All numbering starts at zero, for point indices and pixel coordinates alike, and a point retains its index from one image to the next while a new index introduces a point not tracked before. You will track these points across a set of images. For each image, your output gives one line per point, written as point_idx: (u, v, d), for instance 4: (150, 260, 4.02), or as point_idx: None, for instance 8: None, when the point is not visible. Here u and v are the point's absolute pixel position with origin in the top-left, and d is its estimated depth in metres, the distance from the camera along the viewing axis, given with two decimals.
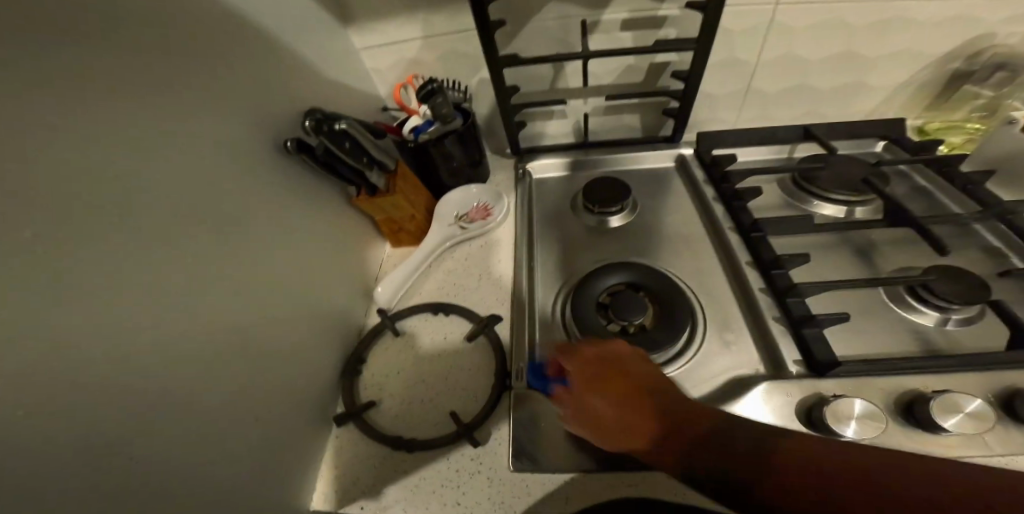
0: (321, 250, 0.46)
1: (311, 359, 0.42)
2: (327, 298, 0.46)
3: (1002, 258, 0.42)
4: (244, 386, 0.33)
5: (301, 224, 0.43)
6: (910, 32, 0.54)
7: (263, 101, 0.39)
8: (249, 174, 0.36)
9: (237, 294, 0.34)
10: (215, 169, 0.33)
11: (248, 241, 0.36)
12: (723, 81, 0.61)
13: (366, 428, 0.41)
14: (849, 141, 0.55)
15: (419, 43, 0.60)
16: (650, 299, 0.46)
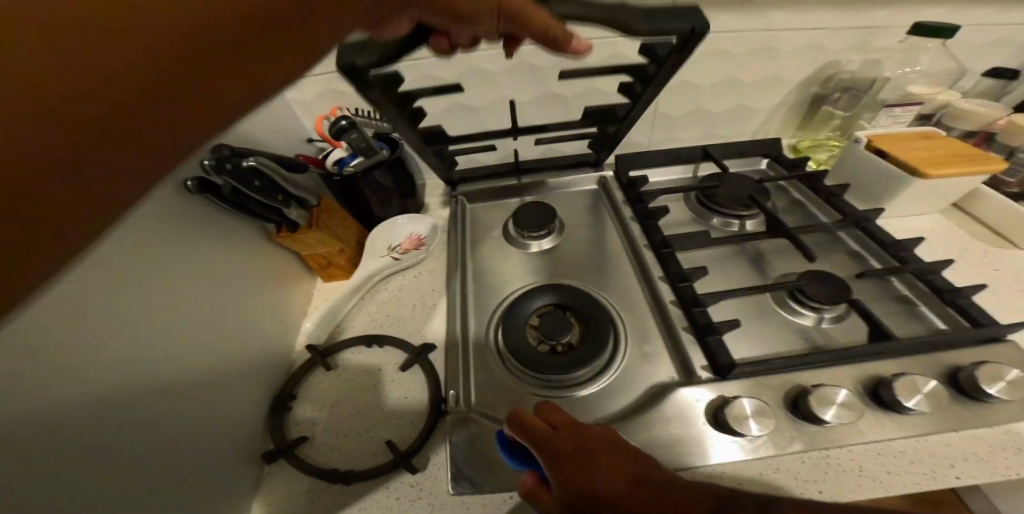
0: (245, 293, 0.45)
1: (235, 404, 0.41)
2: (251, 339, 0.45)
3: (862, 260, 0.49)
4: (160, 440, 0.32)
5: (220, 266, 0.42)
6: (780, 60, 0.62)
7: None
8: (158, 221, 0.35)
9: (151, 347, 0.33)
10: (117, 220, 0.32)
11: (163, 291, 0.35)
12: (633, 105, 0.67)
13: (298, 463, 0.41)
14: (739, 159, 0.64)
15: (342, 77, 0.59)
16: (576, 318, 0.50)
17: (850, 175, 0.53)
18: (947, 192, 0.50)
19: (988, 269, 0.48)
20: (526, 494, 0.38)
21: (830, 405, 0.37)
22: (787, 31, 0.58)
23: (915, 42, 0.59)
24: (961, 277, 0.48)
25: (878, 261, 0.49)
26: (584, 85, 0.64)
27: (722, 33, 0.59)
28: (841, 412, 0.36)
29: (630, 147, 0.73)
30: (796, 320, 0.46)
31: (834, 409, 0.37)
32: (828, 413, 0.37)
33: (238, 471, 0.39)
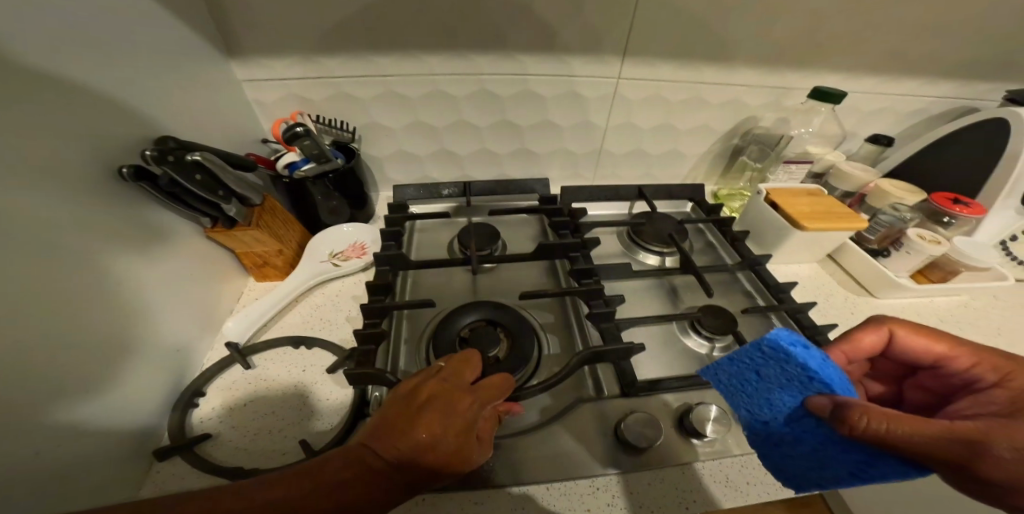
0: (168, 284, 0.45)
1: (136, 395, 0.41)
2: (167, 334, 0.45)
3: (752, 298, 0.57)
4: (41, 423, 0.32)
5: (140, 254, 0.42)
6: (710, 112, 0.70)
7: (106, 130, 0.39)
8: (75, 206, 0.36)
9: (46, 333, 0.33)
10: (27, 204, 0.32)
11: (69, 279, 0.35)
12: (581, 139, 0.73)
13: (196, 460, 0.40)
14: (670, 201, 0.74)
15: (306, 84, 0.61)
16: (504, 333, 0.53)
17: (753, 224, 0.66)
18: (825, 242, 0.62)
19: (846, 310, 0.62)
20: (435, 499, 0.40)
21: (707, 421, 0.45)
22: (716, 86, 0.66)
23: (813, 104, 0.69)
24: (827, 315, 0.61)
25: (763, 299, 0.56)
26: (538, 117, 0.69)
27: (664, 81, 0.66)
28: (714, 426, 0.45)
29: (576, 178, 0.79)
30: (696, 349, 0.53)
31: (709, 425, 0.45)
32: (706, 428, 0.44)
33: (126, 463, 0.39)
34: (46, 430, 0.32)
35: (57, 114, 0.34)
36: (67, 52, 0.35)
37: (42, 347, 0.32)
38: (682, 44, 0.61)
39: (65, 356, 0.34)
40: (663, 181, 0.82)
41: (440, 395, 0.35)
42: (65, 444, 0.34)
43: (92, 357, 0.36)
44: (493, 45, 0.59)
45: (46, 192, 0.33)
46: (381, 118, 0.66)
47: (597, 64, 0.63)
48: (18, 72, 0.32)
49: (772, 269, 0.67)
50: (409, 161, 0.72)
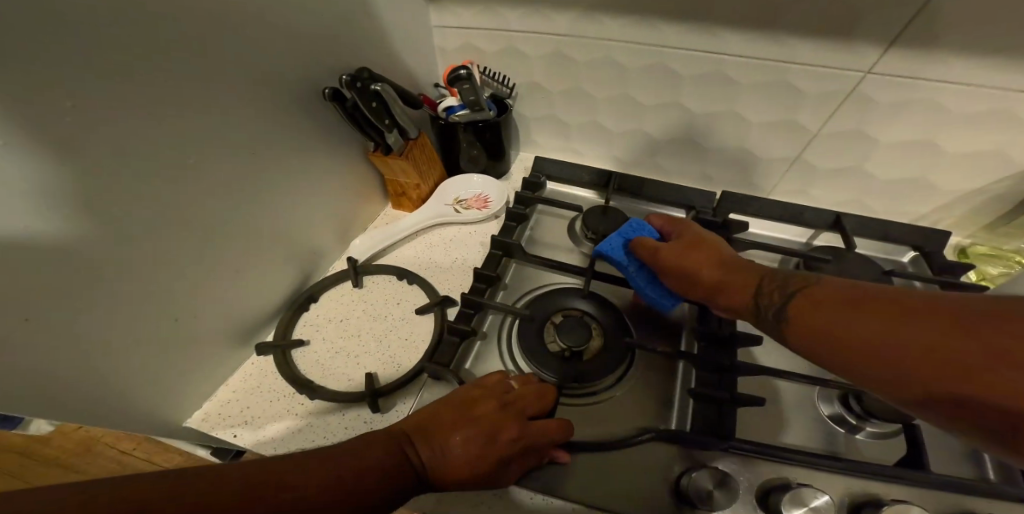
0: (314, 200, 0.53)
1: (273, 279, 0.51)
2: (308, 239, 0.54)
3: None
4: (206, 281, 0.42)
5: (302, 169, 0.51)
6: (1011, 133, 0.47)
7: (303, 60, 0.46)
8: (269, 123, 0.44)
9: (226, 216, 0.43)
10: (237, 116, 0.41)
11: (250, 178, 0.44)
12: (774, 141, 0.58)
13: (282, 360, 0.47)
14: (877, 243, 0.57)
15: (483, 34, 0.61)
16: (599, 333, 0.47)
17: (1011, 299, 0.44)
18: None
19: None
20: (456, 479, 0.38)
21: (798, 506, 0.33)
22: None
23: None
24: None
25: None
26: (723, 105, 0.57)
27: (943, 83, 0.46)
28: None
29: (748, 187, 0.65)
30: (832, 426, 0.42)
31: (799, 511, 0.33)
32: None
33: (259, 315, 0.49)
34: (216, 265, 0.43)
35: (275, 27, 0.41)
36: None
37: (221, 205, 0.42)
38: (1006, 29, 0.40)
39: (237, 218, 0.44)
40: (878, 215, 0.61)
41: (494, 420, 0.35)
42: (221, 292, 0.44)
43: (256, 224, 0.46)
44: (694, 11, 0.49)
45: (253, 88, 0.41)
46: (542, 79, 0.63)
47: (835, 51, 0.47)
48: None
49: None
50: (561, 129, 0.69)
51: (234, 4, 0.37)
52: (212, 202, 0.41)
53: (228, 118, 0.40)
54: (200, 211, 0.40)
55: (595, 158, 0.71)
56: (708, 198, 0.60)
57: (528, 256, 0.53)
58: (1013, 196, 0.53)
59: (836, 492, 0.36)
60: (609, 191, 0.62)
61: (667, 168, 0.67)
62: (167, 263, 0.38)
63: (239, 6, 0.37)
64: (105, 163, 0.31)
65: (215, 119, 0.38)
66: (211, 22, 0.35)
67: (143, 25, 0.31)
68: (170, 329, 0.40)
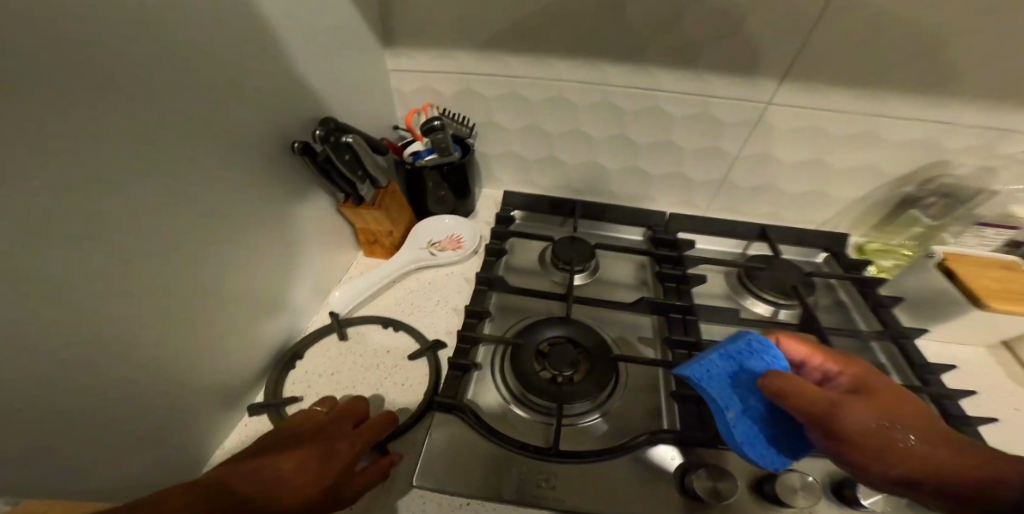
0: (288, 257, 0.52)
1: (251, 344, 0.48)
2: (284, 296, 0.52)
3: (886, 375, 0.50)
4: (181, 357, 0.39)
5: (273, 227, 0.49)
6: (878, 149, 0.59)
7: (267, 118, 0.45)
8: (237, 184, 0.43)
9: (199, 286, 0.40)
10: (206, 181, 0.39)
11: (221, 243, 0.42)
12: (704, 166, 0.67)
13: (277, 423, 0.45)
14: (797, 247, 0.68)
15: (440, 78, 0.64)
16: (584, 356, 0.50)
17: (905, 287, 0.55)
18: (1009, 326, 0.50)
19: (1007, 404, 0.49)
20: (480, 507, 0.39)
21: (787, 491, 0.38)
22: (892, 119, 0.56)
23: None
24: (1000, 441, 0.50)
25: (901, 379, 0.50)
26: (660, 136, 0.65)
27: (823, 111, 0.57)
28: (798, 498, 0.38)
29: (688, 207, 0.73)
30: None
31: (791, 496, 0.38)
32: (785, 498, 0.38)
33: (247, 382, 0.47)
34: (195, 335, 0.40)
35: (238, 87, 0.41)
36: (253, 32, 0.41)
37: (199, 271, 0.40)
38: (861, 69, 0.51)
39: (219, 283, 0.43)
40: (793, 223, 0.72)
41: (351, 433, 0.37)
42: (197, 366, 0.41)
43: (231, 288, 0.44)
44: (629, 54, 0.56)
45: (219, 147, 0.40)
46: (499, 118, 0.67)
47: (742, 87, 0.56)
48: (217, 44, 0.37)
49: (919, 345, 0.55)
50: (519, 163, 0.73)
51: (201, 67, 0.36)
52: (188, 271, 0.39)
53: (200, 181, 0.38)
54: (172, 284, 0.37)
55: (554, 191, 0.76)
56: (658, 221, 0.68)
57: (509, 287, 0.55)
58: (890, 198, 0.66)
59: (819, 474, 0.43)
60: (574, 218, 0.67)
61: (618, 194, 0.74)
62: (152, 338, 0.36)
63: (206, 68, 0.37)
64: (76, 249, 0.29)
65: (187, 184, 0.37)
66: (177, 87, 0.34)
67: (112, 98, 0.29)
68: (156, 411, 0.37)
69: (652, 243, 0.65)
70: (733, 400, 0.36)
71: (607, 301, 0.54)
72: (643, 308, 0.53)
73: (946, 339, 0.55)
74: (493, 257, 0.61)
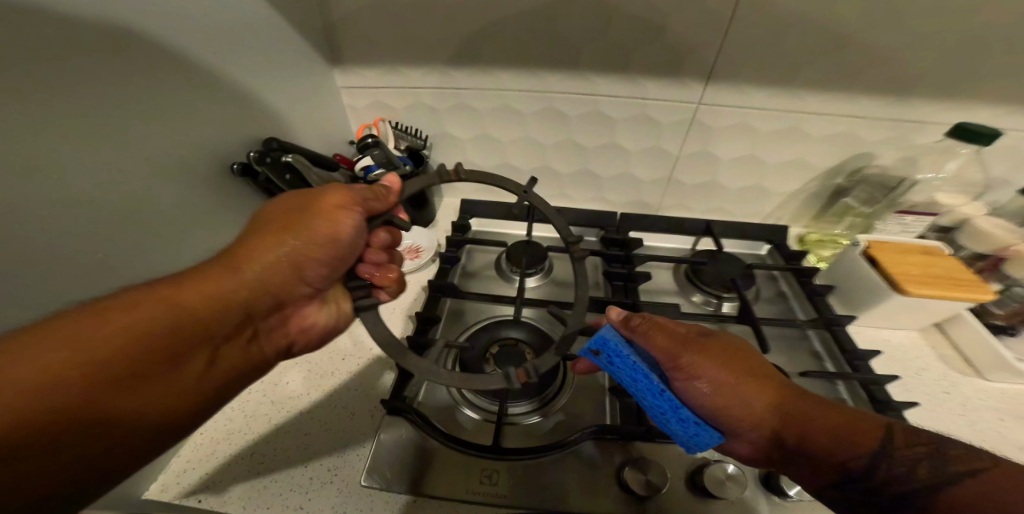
0: None
1: None
2: None
3: (820, 361, 0.52)
4: None
5: None
6: (807, 144, 0.63)
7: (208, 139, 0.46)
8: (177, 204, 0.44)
9: None
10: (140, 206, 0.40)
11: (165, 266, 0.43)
12: (650, 166, 0.69)
13: (235, 427, 0.45)
14: (743, 241, 0.71)
15: (391, 92, 0.66)
16: (532, 355, 0.51)
17: (842, 277, 0.57)
18: (934, 310, 0.53)
19: (932, 384, 0.52)
20: (425, 502, 0.40)
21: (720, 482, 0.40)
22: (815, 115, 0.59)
23: (950, 145, 0.59)
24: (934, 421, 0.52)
25: (833, 364, 0.52)
26: (604, 139, 0.67)
27: (750, 109, 0.60)
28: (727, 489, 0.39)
29: (640, 206, 0.76)
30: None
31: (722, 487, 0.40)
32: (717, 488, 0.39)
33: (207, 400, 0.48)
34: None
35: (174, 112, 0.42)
36: (191, 60, 0.42)
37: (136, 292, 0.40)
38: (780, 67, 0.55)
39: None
40: (739, 218, 0.76)
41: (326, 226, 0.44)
42: None
43: None
44: (567, 63, 0.59)
45: (148, 172, 0.40)
46: (452, 129, 0.69)
47: (672, 89, 0.59)
48: (147, 71, 0.38)
49: (852, 333, 0.57)
50: (475, 171, 0.75)
51: (130, 95, 0.37)
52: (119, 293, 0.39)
53: (130, 204, 0.39)
54: None
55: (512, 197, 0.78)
56: (610, 222, 0.70)
57: (461, 293, 0.57)
58: (827, 191, 0.69)
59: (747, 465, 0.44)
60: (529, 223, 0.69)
61: (573, 197, 0.76)
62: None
63: (135, 94, 0.37)
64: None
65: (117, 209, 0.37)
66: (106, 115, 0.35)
67: (31, 126, 0.30)
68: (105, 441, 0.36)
69: (604, 244, 0.67)
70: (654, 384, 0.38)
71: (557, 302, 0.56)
72: (590, 306, 0.56)
73: (876, 325, 0.57)
74: (449, 264, 0.62)
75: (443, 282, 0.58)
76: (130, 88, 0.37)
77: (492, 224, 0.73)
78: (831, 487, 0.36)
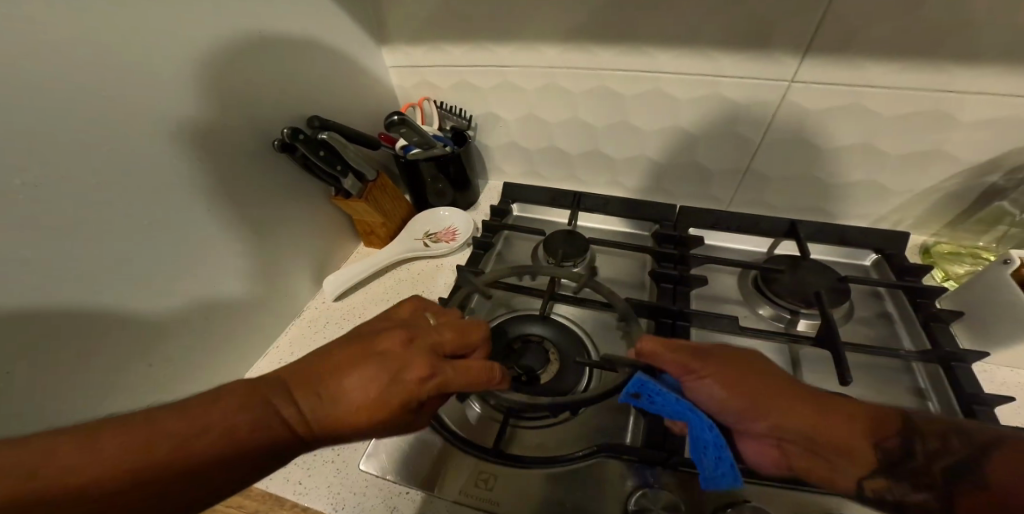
0: (283, 245, 0.54)
1: (243, 329, 0.51)
2: (279, 280, 0.55)
3: (922, 400, 0.39)
4: (173, 336, 0.43)
5: (266, 219, 0.51)
6: (942, 130, 0.49)
7: (259, 115, 0.48)
8: (232, 175, 0.46)
9: (189, 273, 0.43)
10: (195, 175, 0.42)
11: (213, 234, 0.45)
12: (722, 154, 0.60)
13: None
14: (839, 248, 0.58)
15: (437, 70, 0.64)
16: (557, 356, 0.47)
17: (973, 302, 0.43)
18: None
19: None
20: (418, 497, 0.38)
21: None
22: (958, 94, 0.46)
23: None
24: None
25: (940, 406, 0.38)
26: (669, 122, 0.59)
27: (863, 87, 0.48)
28: None
29: (708, 201, 0.66)
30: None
31: None
32: None
33: (241, 361, 0.51)
34: (184, 313, 0.43)
35: (226, 88, 0.43)
36: (240, 37, 0.43)
37: (187, 253, 0.43)
38: (911, 32, 0.43)
39: (205, 271, 0.45)
40: (839, 219, 0.62)
41: (399, 355, 0.33)
42: (186, 346, 0.44)
43: (223, 273, 0.47)
44: (625, 34, 0.52)
45: (200, 147, 0.42)
46: (498, 109, 0.65)
47: (758, 62, 0.50)
48: (201, 45, 0.40)
49: (976, 370, 0.42)
50: (522, 155, 0.71)
51: (183, 69, 0.39)
52: (174, 251, 0.41)
53: (183, 174, 0.41)
54: (158, 272, 0.40)
55: (560, 183, 0.72)
56: (668, 217, 0.62)
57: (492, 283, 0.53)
58: (968, 191, 0.54)
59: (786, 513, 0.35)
60: (574, 211, 0.63)
61: (629, 186, 0.68)
62: (134, 318, 0.39)
63: (191, 68, 0.39)
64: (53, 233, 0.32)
65: (173, 177, 0.40)
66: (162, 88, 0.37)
67: (87, 92, 0.32)
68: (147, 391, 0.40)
69: (656, 239, 0.59)
70: (702, 417, 0.33)
71: (597, 302, 0.50)
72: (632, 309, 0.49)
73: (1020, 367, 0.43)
74: (482, 250, 0.59)
75: (474, 268, 0.55)
76: (185, 62, 0.39)
77: (535, 210, 0.68)
78: (870, 475, 0.30)
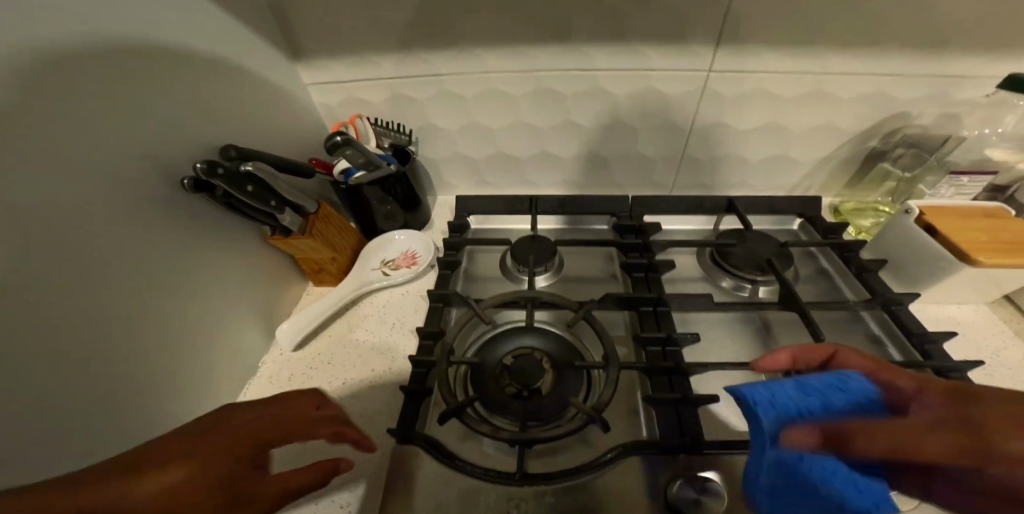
0: (226, 298, 0.47)
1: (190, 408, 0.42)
2: (228, 341, 0.47)
3: (882, 346, 0.47)
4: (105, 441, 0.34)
5: (202, 273, 0.43)
6: (833, 108, 0.58)
7: (178, 151, 0.40)
8: (156, 227, 0.38)
9: (120, 355, 0.35)
10: (111, 235, 0.34)
11: (143, 303, 0.37)
12: (660, 144, 0.63)
13: None
14: (770, 216, 0.64)
15: (366, 84, 0.59)
16: (551, 366, 0.46)
17: (895, 251, 0.51)
18: (1006, 281, 0.47)
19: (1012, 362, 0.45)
20: None
21: None
22: (841, 74, 0.54)
23: (1006, 99, 0.53)
24: None
25: (897, 351, 0.46)
26: (609, 117, 0.61)
27: (769, 74, 0.54)
28: None
29: (653, 187, 0.70)
30: None
31: None
32: None
33: None
34: (116, 407, 0.35)
35: (134, 123, 0.35)
36: (137, 63, 0.35)
37: (113, 330, 0.34)
38: (799, 23, 0.49)
39: (140, 348, 0.37)
40: (764, 191, 0.70)
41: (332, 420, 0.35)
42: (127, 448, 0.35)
43: (161, 345, 0.39)
44: (557, 35, 0.52)
45: (110, 200, 0.33)
46: (439, 121, 0.63)
47: (680, 56, 0.53)
48: (88, 74, 0.31)
49: (916, 311, 0.52)
50: (468, 165, 0.68)
51: (68, 106, 0.30)
52: (99, 328, 0.33)
53: (93, 236, 0.32)
54: (76, 363, 0.31)
55: (512, 189, 0.72)
56: (621, 209, 0.64)
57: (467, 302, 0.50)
58: (859, 156, 0.63)
59: None
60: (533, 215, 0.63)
61: (579, 183, 0.70)
62: (61, 425, 0.30)
63: (76, 110, 0.31)
64: None
65: (80, 242, 0.31)
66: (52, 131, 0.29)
67: None
68: None
69: (616, 231, 0.61)
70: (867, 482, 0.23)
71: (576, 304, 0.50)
72: (613, 305, 0.49)
73: (935, 300, 0.51)
74: (450, 269, 0.56)
75: (448, 289, 0.51)
76: (68, 99, 0.30)
77: (494, 220, 0.66)
78: None
